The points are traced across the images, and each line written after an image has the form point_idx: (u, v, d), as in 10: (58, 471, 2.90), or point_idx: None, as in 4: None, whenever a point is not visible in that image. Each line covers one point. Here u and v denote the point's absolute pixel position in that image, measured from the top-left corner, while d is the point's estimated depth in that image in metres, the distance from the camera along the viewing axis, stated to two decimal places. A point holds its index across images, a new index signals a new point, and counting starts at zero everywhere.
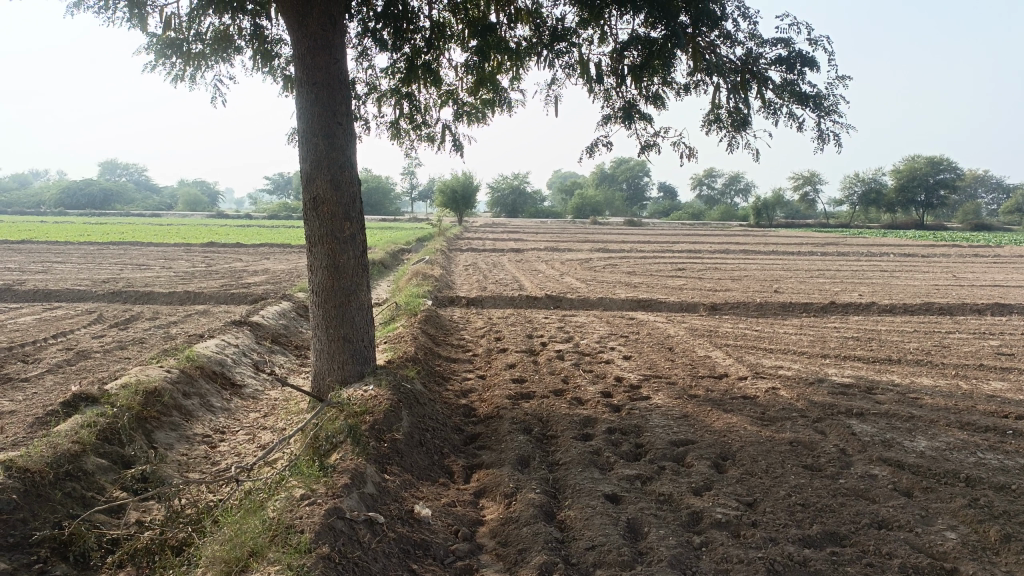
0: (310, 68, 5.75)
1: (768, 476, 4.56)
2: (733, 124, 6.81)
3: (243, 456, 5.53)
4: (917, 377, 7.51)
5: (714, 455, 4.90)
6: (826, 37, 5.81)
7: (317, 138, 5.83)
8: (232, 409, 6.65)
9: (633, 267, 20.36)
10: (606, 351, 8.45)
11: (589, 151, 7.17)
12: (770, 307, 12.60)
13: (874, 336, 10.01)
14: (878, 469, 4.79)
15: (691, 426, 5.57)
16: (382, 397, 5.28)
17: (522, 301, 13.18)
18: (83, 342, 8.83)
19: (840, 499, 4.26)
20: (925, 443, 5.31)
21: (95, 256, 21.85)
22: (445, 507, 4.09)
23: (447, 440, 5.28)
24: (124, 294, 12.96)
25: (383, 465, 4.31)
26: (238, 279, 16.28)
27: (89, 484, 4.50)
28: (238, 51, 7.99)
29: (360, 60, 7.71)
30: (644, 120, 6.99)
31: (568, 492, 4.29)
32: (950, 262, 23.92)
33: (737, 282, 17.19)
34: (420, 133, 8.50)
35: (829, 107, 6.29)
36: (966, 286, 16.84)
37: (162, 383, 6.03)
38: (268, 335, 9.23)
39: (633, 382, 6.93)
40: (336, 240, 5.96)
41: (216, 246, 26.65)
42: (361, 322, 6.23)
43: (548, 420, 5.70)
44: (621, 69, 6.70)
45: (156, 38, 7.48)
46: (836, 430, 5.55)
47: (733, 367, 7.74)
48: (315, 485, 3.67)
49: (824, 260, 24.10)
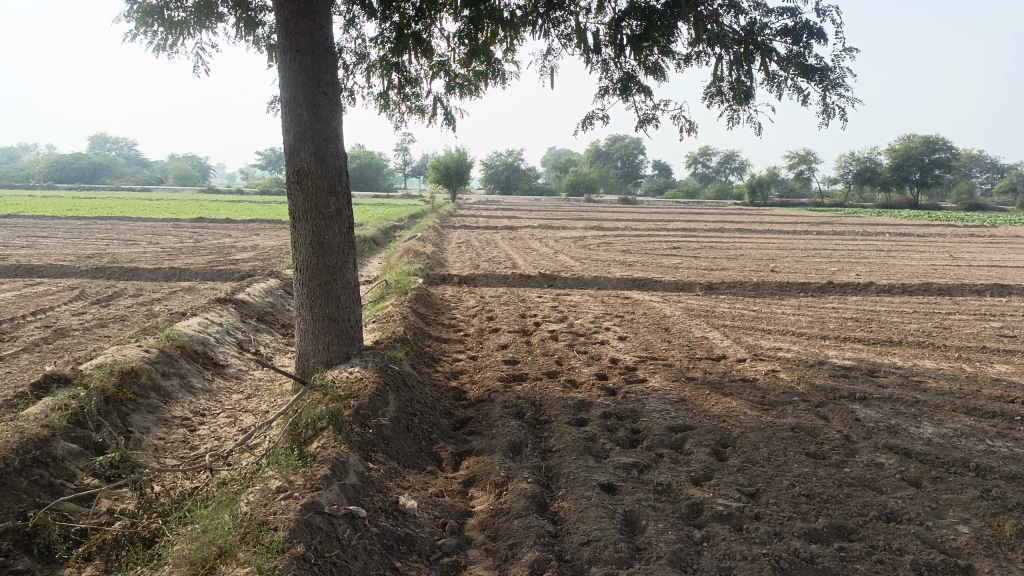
0: (294, 34, 5.46)
1: (771, 466, 4.36)
2: (735, 97, 6.54)
3: (224, 441, 5.31)
4: (919, 360, 7.32)
5: (713, 442, 4.69)
6: (839, 5, 5.51)
7: (300, 108, 5.55)
8: (213, 391, 6.41)
9: (628, 246, 20.13)
10: (601, 332, 8.23)
11: (585, 125, 6.92)
12: (767, 287, 12.39)
13: (873, 317, 9.82)
14: (885, 457, 4.61)
15: (690, 410, 5.37)
16: (367, 380, 5.05)
17: (515, 279, 12.96)
18: (62, 319, 8.57)
19: (847, 490, 4.07)
20: (932, 430, 5.12)
21: (80, 230, 21.46)
22: (432, 497, 3.87)
23: (436, 425, 5.07)
24: (108, 270, 12.66)
25: (367, 453, 4.09)
26: (227, 255, 15.99)
27: (58, 471, 4.27)
28: (221, 18, 7.65)
29: (347, 29, 7.41)
30: (643, 92, 6.71)
31: (561, 481, 4.08)
32: (946, 242, 23.75)
33: (733, 261, 16.99)
34: (410, 105, 8.21)
35: (835, 81, 6.01)
36: (963, 267, 16.68)
37: (139, 363, 5.79)
38: (253, 313, 8.97)
39: (629, 364, 6.71)
40: (321, 215, 5.70)
41: (204, 222, 26.27)
42: (347, 302, 5.99)
43: (541, 404, 5.49)
44: (620, 40, 6.41)
45: (136, 5, 7.13)
46: (840, 415, 5.36)
47: (732, 349, 7.53)
48: (292, 476, 3.45)
49: (820, 239, 23.83)
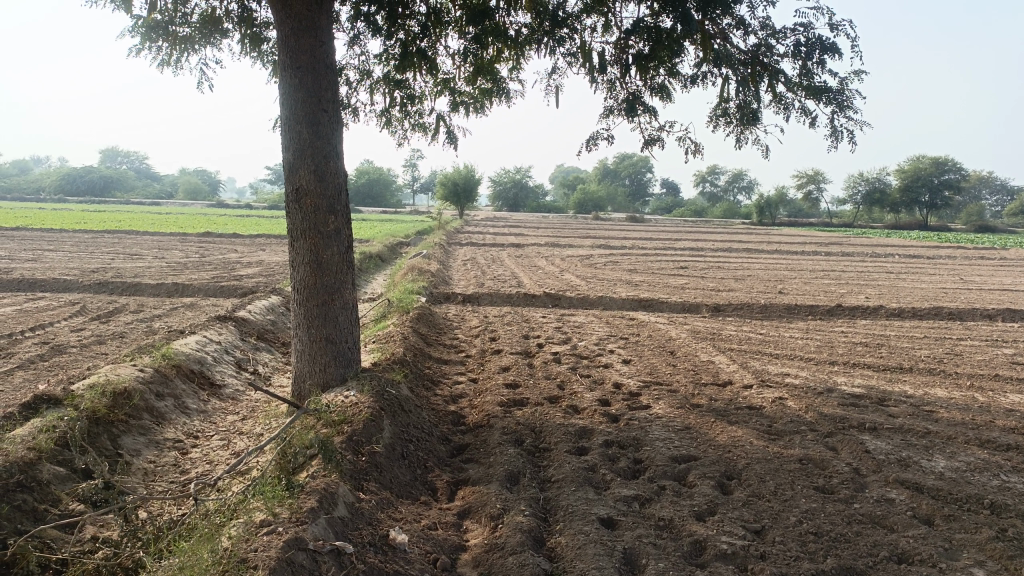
0: (294, 51, 5.38)
1: (778, 500, 4.20)
2: (742, 118, 6.43)
3: (216, 465, 5.19)
4: (930, 388, 7.15)
5: (718, 474, 4.54)
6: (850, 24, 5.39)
7: (300, 126, 5.47)
8: (208, 412, 6.29)
9: (635, 265, 20.00)
10: (605, 355, 8.09)
11: (589, 145, 6.82)
12: (774, 309, 12.23)
13: (883, 342, 9.63)
14: (896, 492, 4.45)
15: (694, 439, 5.22)
16: (363, 404, 4.92)
17: (520, 298, 12.84)
18: (61, 335, 8.48)
19: (856, 528, 3.92)
20: (945, 463, 4.96)
21: (87, 244, 21.47)
22: (425, 530, 3.73)
23: (432, 452, 4.93)
24: (110, 285, 12.60)
25: (358, 483, 3.96)
26: (231, 271, 15.94)
27: (42, 496, 4.14)
28: (226, 34, 7.61)
29: (351, 46, 7.35)
30: (648, 112, 6.61)
31: (559, 514, 3.94)
32: (956, 265, 23.54)
33: (740, 282, 16.83)
34: (414, 122, 8.13)
35: (844, 103, 5.89)
36: (974, 290, 16.47)
37: (132, 383, 5.68)
38: (253, 331, 8.87)
39: (633, 390, 6.56)
40: (319, 234, 5.60)
41: (211, 236, 26.28)
42: (345, 322, 5.88)
43: (541, 430, 5.35)
44: (625, 59, 6.33)
45: (141, 20, 7.10)
46: (849, 446, 5.19)
47: (738, 374, 7.37)
48: (277, 510, 3.32)
49: (829, 261, 23.67)
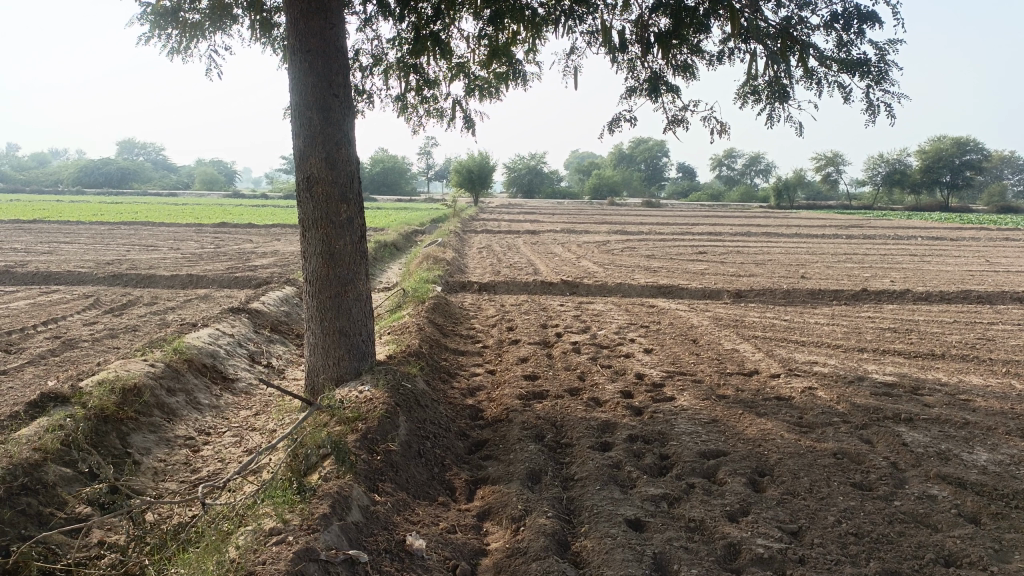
0: (303, 34, 5.18)
1: (814, 499, 3.99)
2: (772, 94, 6.17)
3: (228, 464, 5.05)
4: (965, 376, 6.88)
5: (749, 471, 4.33)
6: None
7: (310, 112, 5.28)
8: (220, 407, 6.15)
9: (653, 251, 19.72)
10: (626, 344, 7.88)
11: (611, 127, 6.57)
12: (798, 294, 11.95)
13: (911, 327, 9.34)
14: (938, 488, 4.22)
15: (723, 433, 5.00)
16: (377, 400, 4.75)
17: (537, 286, 12.64)
18: (73, 329, 8.37)
19: (899, 528, 3.70)
20: (987, 456, 4.71)
21: (104, 236, 21.49)
22: (443, 534, 3.56)
23: (450, 449, 4.76)
24: (125, 277, 12.51)
25: (374, 483, 3.80)
26: (246, 261, 15.84)
27: (48, 498, 3.98)
28: (236, 20, 7.40)
29: (364, 29, 7.14)
30: (672, 92, 6.36)
31: (584, 516, 3.75)
32: (981, 246, 23.02)
33: (761, 267, 16.52)
34: (429, 108, 7.92)
35: (880, 75, 5.61)
36: (1002, 272, 16.09)
37: (143, 379, 5.54)
38: (267, 322, 8.73)
39: (656, 380, 6.34)
40: (331, 223, 5.42)
41: (227, 226, 26.24)
42: (358, 315, 5.70)
43: (562, 425, 5.15)
44: (647, 37, 6.09)
45: (149, 7, 6.90)
46: (885, 439, 4.97)
47: (764, 363, 7.14)
48: (288, 516, 3.17)
49: (850, 244, 23.26)
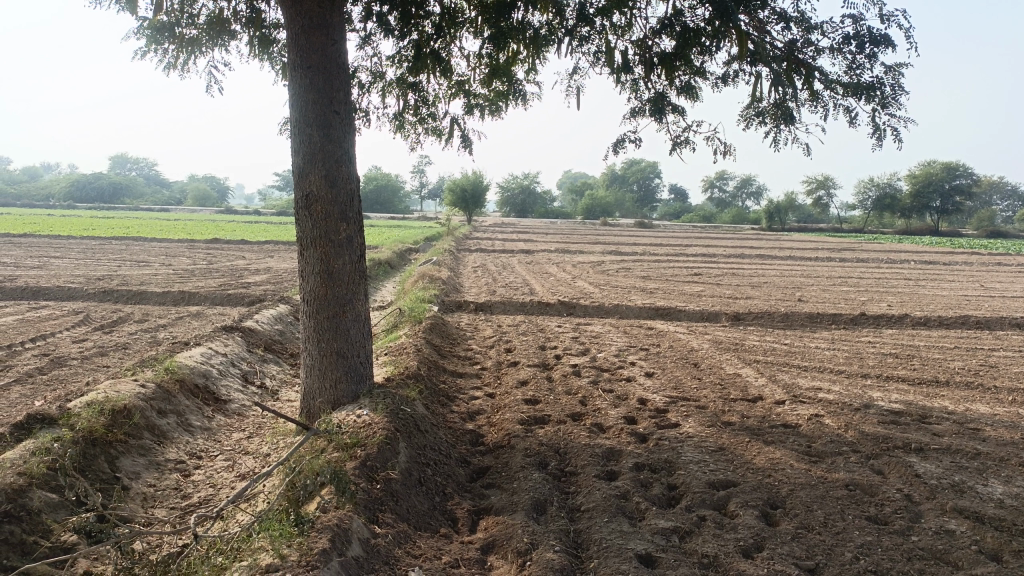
0: (304, 49, 5.08)
1: (830, 533, 3.86)
2: (777, 116, 6.10)
3: (220, 489, 4.88)
4: (971, 404, 6.77)
5: (761, 503, 4.19)
6: (905, 12, 5.01)
7: (310, 129, 5.16)
8: (212, 429, 5.98)
9: (648, 272, 19.65)
10: (626, 367, 7.75)
11: (615, 148, 6.48)
12: (796, 318, 11.87)
13: (913, 353, 9.25)
14: (955, 522, 4.09)
15: (731, 462, 4.87)
16: (377, 425, 4.60)
17: (533, 307, 12.52)
18: (61, 347, 8.18)
19: (919, 565, 3.57)
20: (1002, 489, 4.59)
21: (95, 250, 21.30)
22: (447, 569, 3.40)
23: (451, 477, 4.61)
24: (115, 293, 12.32)
25: (374, 514, 3.65)
26: (238, 278, 15.67)
27: (32, 526, 3.79)
28: (234, 36, 7.30)
29: (363, 46, 7.05)
30: (675, 113, 6.28)
31: (593, 550, 3.60)
32: (975, 271, 23.06)
33: (757, 289, 16.45)
34: (427, 126, 7.83)
35: (887, 99, 5.56)
36: (997, 298, 16.07)
37: (133, 400, 5.37)
38: (260, 341, 8.57)
39: (659, 406, 6.21)
40: (330, 242, 5.29)
41: (219, 242, 26.06)
42: (357, 336, 5.56)
43: (566, 452, 5.01)
44: (650, 58, 6.01)
45: (146, 22, 6.80)
46: (897, 470, 4.84)
47: (768, 389, 7.02)
48: (285, 551, 3.02)
49: (845, 267, 23.28)
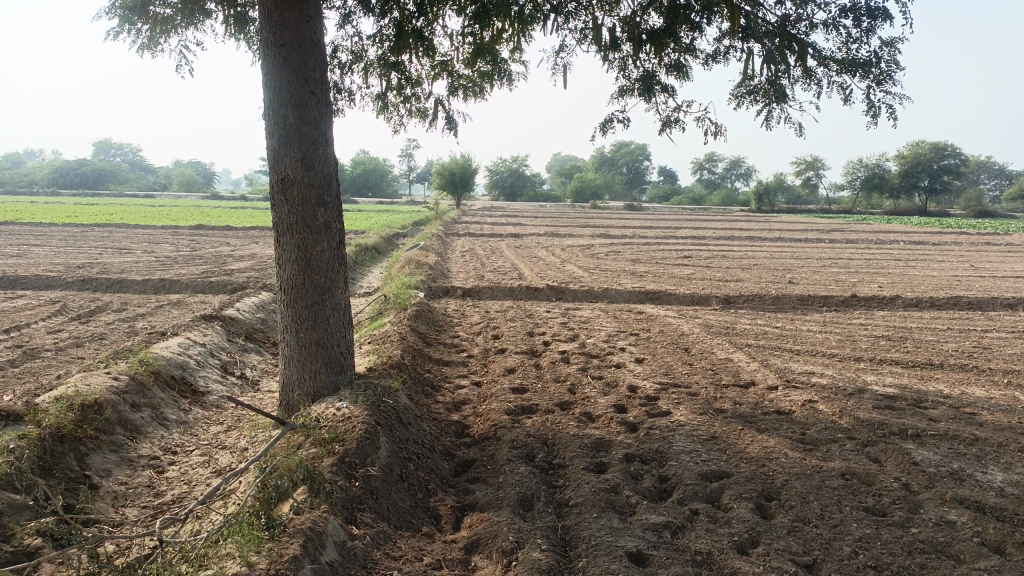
0: (277, 26, 4.85)
1: (827, 526, 3.72)
2: (769, 94, 5.91)
3: (195, 487, 4.70)
4: (967, 387, 6.64)
5: (756, 495, 4.05)
6: None
7: (286, 110, 4.94)
8: (189, 422, 5.79)
9: (638, 255, 19.48)
10: (616, 353, 7.59)
11: (603, 129, 6.28)
12: (787, 300, 11.73)
13: (906, 335, 9.12)
14: (956, 513, 3.95)
15: (724, 452, 4.72)
16: (356, 419, 4.42)
17: (522, 291, 12.34)
18: (36, 338, 7.94)
19: (920, 559, 3.43)
20: (1002, 477, 4.46)
21: (76, 238, 20.91)
22: (427, 571, 3.24)
23: (435, 471, 4.44)
24: (95, 282, 12.05)
25: (351, 514, 3.48)
26: (222, 265, 15.41)
27: None
28: (209, 14, 7.03)
29: (343, 25, 6.80)
30: (665, 92, 6.08)
31: (581, 548, 3.45)
32: (966, 251, 22.98)
33: (747, 271, 16.33)
34: (411, 108, 7.60)
35: (883, 75, 5.38)
36: (988, 278, 16.00)
37: (105, 394, 5.16)
38: (242, 330, 8.35)
39: (650, 393, 6.06)
40: (307, 228, 5.08)
41: (204, 228, 25.74)
42: (336, 325, 5.37)
43: (554, 443, 4.85)
44: (638, 36, 5.81)
45: (118, 1, 6.50)
46: (895, 458, 4.70)
47: (760, 374, 6.88)
48: (253, 558, 2.85)
49: (835, 248, 23.20)
